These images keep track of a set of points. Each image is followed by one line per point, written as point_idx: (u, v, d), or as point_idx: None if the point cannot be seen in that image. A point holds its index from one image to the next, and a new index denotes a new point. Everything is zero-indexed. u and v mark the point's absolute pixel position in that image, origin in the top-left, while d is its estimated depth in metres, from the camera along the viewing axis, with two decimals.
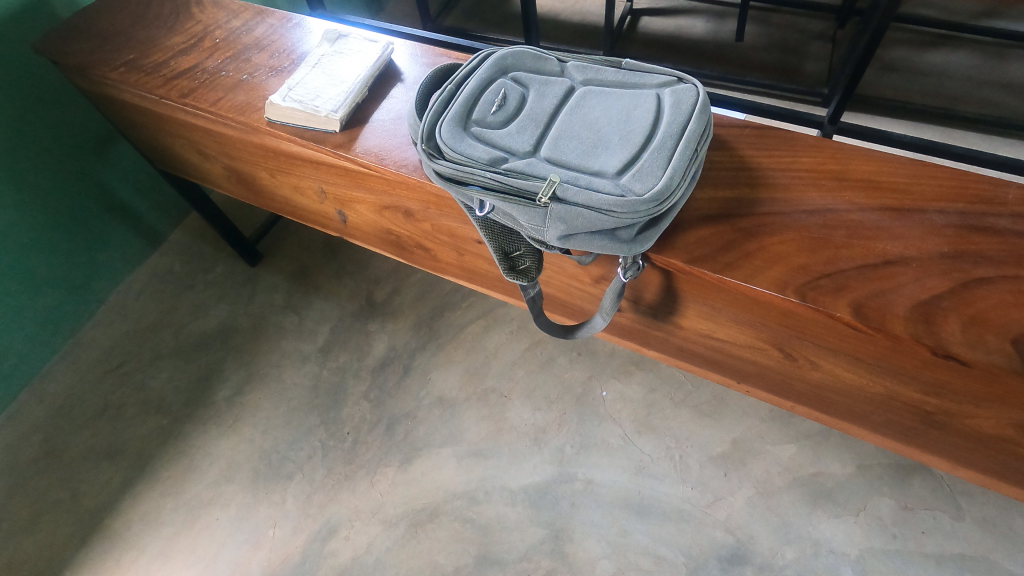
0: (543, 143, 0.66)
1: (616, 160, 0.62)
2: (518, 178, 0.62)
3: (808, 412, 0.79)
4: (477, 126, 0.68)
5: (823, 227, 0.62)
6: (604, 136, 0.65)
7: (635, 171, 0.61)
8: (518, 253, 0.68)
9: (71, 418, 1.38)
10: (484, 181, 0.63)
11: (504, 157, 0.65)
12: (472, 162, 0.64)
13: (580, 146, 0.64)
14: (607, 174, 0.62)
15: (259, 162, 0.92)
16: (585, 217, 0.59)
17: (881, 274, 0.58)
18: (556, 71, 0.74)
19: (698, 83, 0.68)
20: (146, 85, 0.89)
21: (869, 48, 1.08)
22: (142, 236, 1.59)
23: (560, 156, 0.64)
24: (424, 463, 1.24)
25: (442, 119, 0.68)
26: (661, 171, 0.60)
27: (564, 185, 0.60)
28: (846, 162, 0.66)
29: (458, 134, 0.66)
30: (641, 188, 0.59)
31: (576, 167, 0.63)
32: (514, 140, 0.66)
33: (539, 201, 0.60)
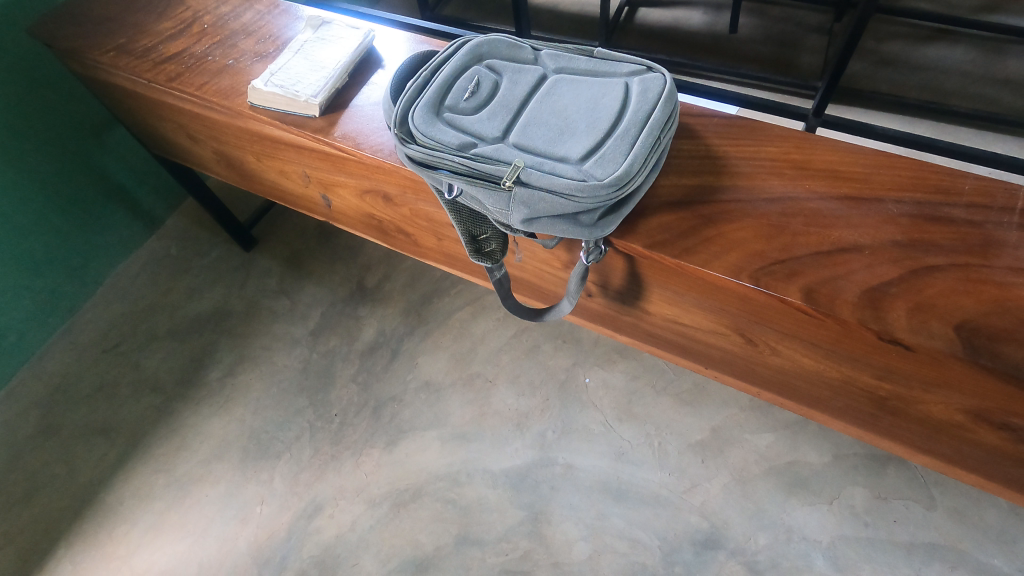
0: (512, 129, 0.68)
1: (581, 146, 0.64)
2: (485, 163, 0.63)
3: (773, 398, 0.80)
4: (450, 112, 0.70)
5: (782, 214, 0.63)
6: (571, 123, 0.67)
7: (598, 157, 0.62)
8: (485, 236, 0.69)
9: (69, 395, 1.42)
10: (453, 166, 0.65)
11: (474, 142, 0.67)
12: (442, 147, 0.66)
13: (547, 133, 0.66)
14: (571, 160, 0.63)
15: (245, 146, 0.94)
16: (547, 202, 0.61)
17: (834, 260, 0.59)
18: (530, 59, 0.75)
19: (666, 72, 0.69)
20: (136, 69, 0.91)
21: (851, 43, 1.09)
22: (140, 219, 1.61)
23: (528, 142, 0.66)
24: (409, 446, 1.27)
25: (416, 105, 0.70)
26: (624, 157, 0.62)
27: (528, 170, 0.62)
28: (809, 152, 0.68)
29: (430, 120, 0.68)
30: (602, 174, 0.61)
31: (542, 152, 0.64)
32: (484, 126, 0.68)
33: (503, 185, 0.62)
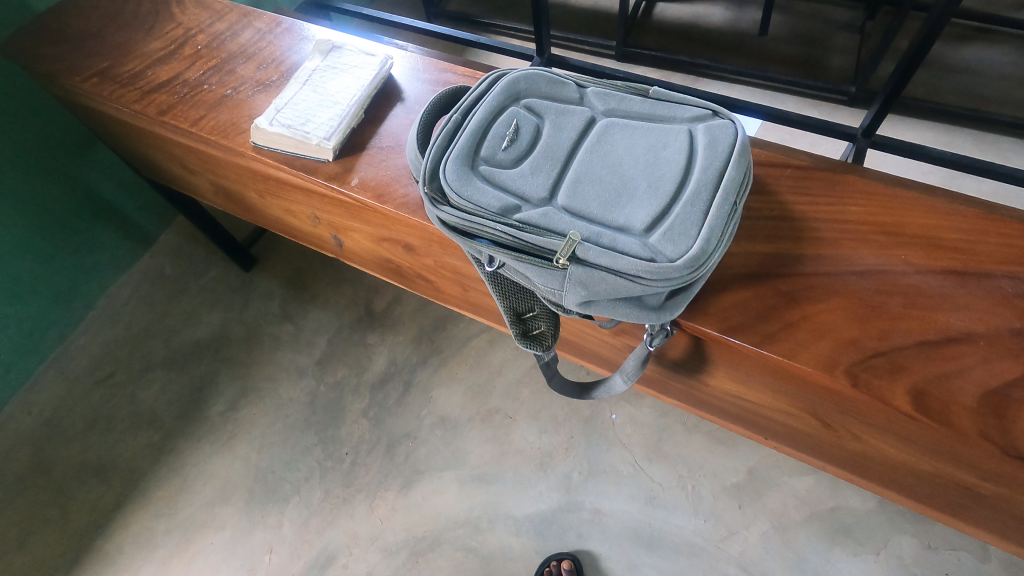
0: (560, 188, 0.58)
1: (645, 213, 0.55)
2: (533, 235, 0.55)
3: (840, 472, 0.73)
4: (486, 164, 0.61)
5: (876, 292, 0.55)
6: (630, 182, 0.57)
7: (667, 228, 0.53)
8: (531, 313, 0.61)
9: (60, 432, 1.33)
10: (495, 235, 0.56)
11: (517, 204, 0.58)
12: (482, 212, 0.57)
13: (602, 193, 0.57)
14: (634, 231, 0.54)
15: (247, 184, 0.85)
16: (608, 284, 0.53)
17: (943, 354, 0.51)
18: (574, 98, 0.65)
19: (736, 118, 0.60)
20: (121, 98, 0.80)
21: (912, 62, 0.94)
22: (131, 237, 1.51)
23: (580, 205, 0.57)
24: (426, 487, 1.19)
25: (448, 157, 0.60)
26: (697, 229, 0.53)
27: (586, 245, 0.53)
28: (901, 213, 0.59)
29: (465, 177, 0.59)
30: (673, 251, 0.52)
31: (598, 219, 0.56)
32: (528, 183, 0.59)
33: (557, 262, 0.53)
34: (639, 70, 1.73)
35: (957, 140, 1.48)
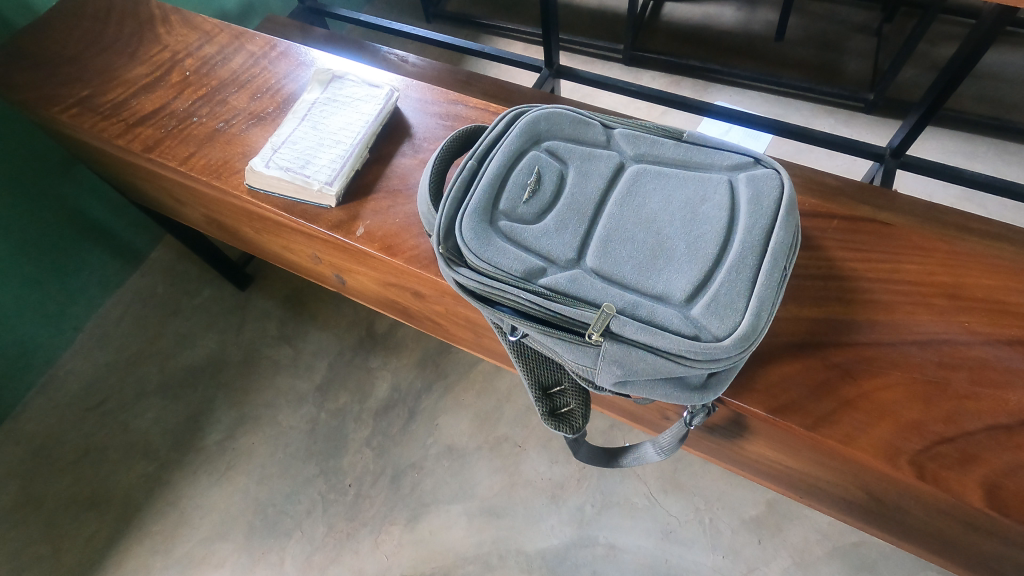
0: (589, 248, 0.53)
1: (684, 281, 0.50)
2: (562, 306, 0.50)
3: (881, 534, 0.69)
4: (506, 219, 0.55)
5: (939, 366, 0.50)
6: (667, 242, 0.52)
7: (709, 299, 0.49)
8: (560, 387, 0.56)
9: (49, 463, 1.27)
10: (519, 303, 0.51)
11: (542, 268, 0.52)
12: (504, 278, 0.52)
13: (637, 256, 0.52)
14: (673, 301, 0.49)
15: (242, 221, 0.79)
16: (648, 363, 0.48)
17: (1017, 440, 0.46)
18: (600, 141, 0.60)
19: (780, 167, 0.55)
20: (104, 132, 0.74)
21: (957, 75, 0.93)
22: (122, 256, 1.44)
23: (612, 270, 0.52)
24: (433, 522, 1.15)
25: (464, 212, 0.55)
26: (744, 301, 0.48)
27: (621, 319, 0.48)
28: (960, 273, 0.54)
29: (484, 236, 0.53)
30: (718, 327, 0.48)
31: (633, 287, 0.51)
32: (553, 243, 0.53)
33: (590, 338, 0.48)
34: (648, 75, 1.67)
35: (980, 150, 1.42)
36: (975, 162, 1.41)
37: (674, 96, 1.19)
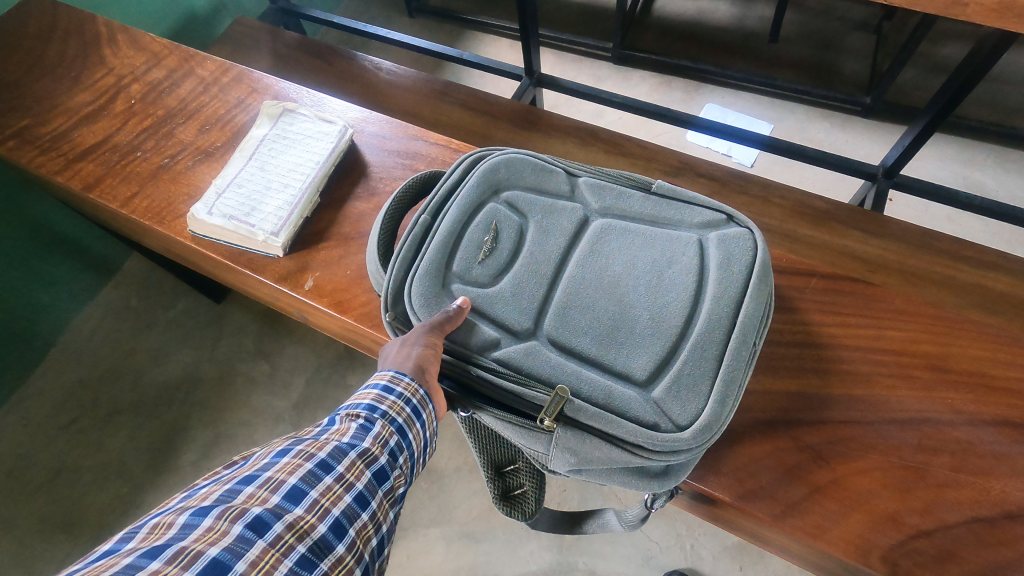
0: (547, 316, 0.49)
1: (646, 358, 0.46)
2: (514, 386, 0.46)
3: None
4: (459, 282, 0.51)
5: (918, 449, 0.46)
6: (630, 312, 0.48)
7: (672, 381, 0.45)
8: (514, 466, 0.57)
9: (21, 483, 1.24)
10: (469, 380, 0.48)
11: (496, 339, 0.49)
12: (454, 352, 0.48)
13: (597, 327, 0.48)
14: (634, 381, 0.46)
15: (197, 259, 0.75)
16: (601, 451, 0.45)
17: (999, 536, 0.43)
18: (564, 190, 0.55)
19: (754, 227, 0.51)
20: (42, 168, 0.70)
21: (957, 96, 0.90)
22: (93, 268, 1.40)
23: (571, 343, 0.47)
24: (410, 546, 1.12)
25: (414, 276, 0.50)
26: (708, 384, 0.45)
27: (575, 404, 0.45)
28: (945, 343, 0.51)
29: (435, 304, 0.49)
30: (679, 414, 0.44)
31: (592, 363, 0.47)
32: (509, 311, 0.49)
33: (542, 424, 0.45)
34: (637, 76, 1.61)
35: (979, 158, 1.37)
36: (974, 170, 1.36)
37: (658, 108, 1.14)
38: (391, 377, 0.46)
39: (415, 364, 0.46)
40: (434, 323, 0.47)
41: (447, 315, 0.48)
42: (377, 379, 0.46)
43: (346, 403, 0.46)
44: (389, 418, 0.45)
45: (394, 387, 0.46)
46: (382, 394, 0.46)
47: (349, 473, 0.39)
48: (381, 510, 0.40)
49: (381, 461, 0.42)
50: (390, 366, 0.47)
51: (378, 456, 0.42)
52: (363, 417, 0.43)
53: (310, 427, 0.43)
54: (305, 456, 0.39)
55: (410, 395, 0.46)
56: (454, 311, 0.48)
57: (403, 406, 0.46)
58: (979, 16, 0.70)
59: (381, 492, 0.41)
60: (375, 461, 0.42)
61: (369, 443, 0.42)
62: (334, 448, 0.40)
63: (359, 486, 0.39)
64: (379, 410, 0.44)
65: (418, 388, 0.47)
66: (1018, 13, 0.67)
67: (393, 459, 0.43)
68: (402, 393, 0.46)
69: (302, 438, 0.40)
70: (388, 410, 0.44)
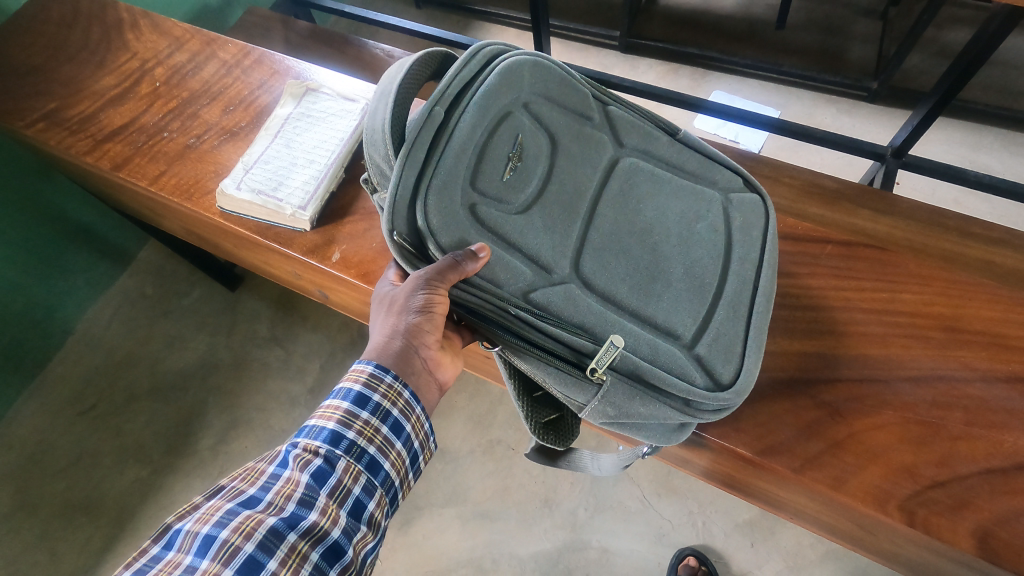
0: (583, 257, 0.49)
1: (688, 317, 0.49)
2: (559, 332, 0.46)
3: (863, 550, 0.68)
4: (484, 199, 0.47)
5: (933, 406, 0.48)
6: (664, 262, 0.50)
7: (711, 340, 0.49)
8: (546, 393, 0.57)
9: (43, 468, 1.26)
10: (510, 324, 0.46)
11: (534, 274, 0.47)
12: (495, 291, 0.46)
13: (633, 276, 0.50)
14: (674, 333, 0.49)
15: (220, 237, 0.77)
16: (645, 405, 0.46)
17: (1012, 486, 0.44)
18: (590, 120, 0.54)
19: (766, 197, 0.56)
20: (71, 149, 0.71)
21: (965, 75, 0.90)
22: (109, 257, 1.41)
23: (608, 289, 0.49)
24: (425, 526, 1.13)
25: (436, 187, 0.45)
26: (742, 344, 0.50)
27: (629, 359, 0.46)
28: (958, 305, 0.52)
29: (460, 231, 0.46)
30: (721, 373, 0.48)
31: (631, 313, 0.48)
32: (543, 242, 0.48)
33: (593, 373, 0.46)
34: (645, 64, 1.62)
35: (986, 141, 1.38)
36: (981, 153, 1.37)
37: (668, 92, 1.15)
38: (372, 375, 0.50)
39: (398, 352, 0.51)
40: (440, 269, 0.44)
41: (455, 260, 0.44)
42: (349, 389, 0.49)
43: (311, 423, 0.48)
44: (353, 456, 0.47)
45: (371, 396, 0.49)
46: (351, 412, 0.48)
47: (286, 564, 0.41)
48: None
49: (331, 535, 0.43)
50: (371, 359, 0.51)
51: (329, 528, 0.43)
52: (317, 465, 0.45)
53: (264, 471, 0.45)
54: (227, 557, 0.39)
55: (386, 411, 0.49)
56: (468, 256, 0.44)
57: (377, 426, 0.49)
58: None
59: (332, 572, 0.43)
60: (323, 538, 0.43)
61: (317, 513, 0.43)
62: (271, 530, 0.41)
63: None
64: (341, 449, 0.47)
65: (402, 388, 0.51)
66: None
67: (350, 515, 0.45)
68: (377, 405, 0.49)
69: (242, 510, 0.42)
70: (351, 449, 0.47)
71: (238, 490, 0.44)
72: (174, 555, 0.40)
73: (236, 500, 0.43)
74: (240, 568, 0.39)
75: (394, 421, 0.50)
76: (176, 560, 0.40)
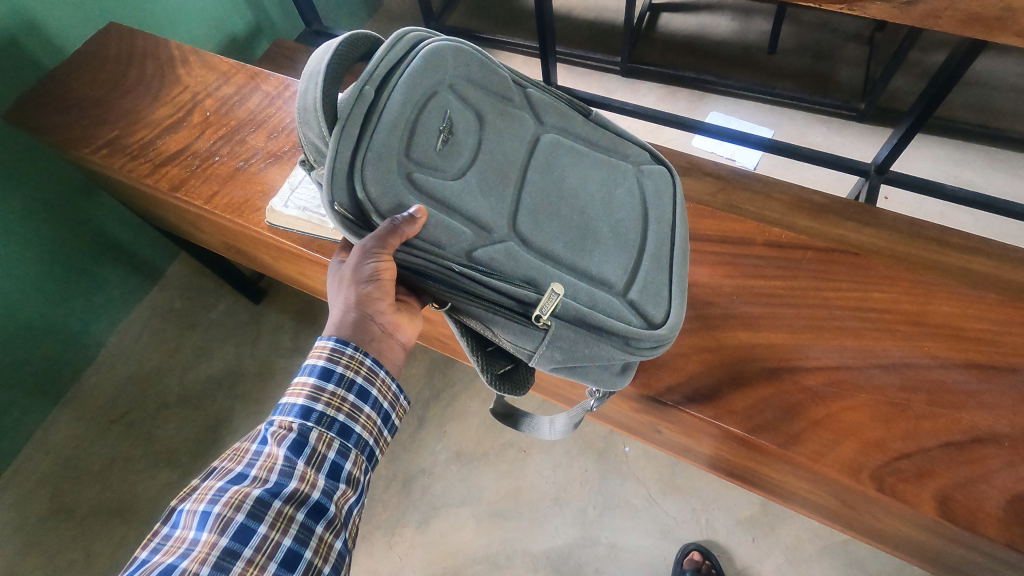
0: (518, 219, 0.53)
1: (618, 268, 0.55)
2: (501, 284, 0.50)
3: (842, 527, 0.75)
4: (420, 170, 0.50)
5: (901, 389, 0.55)
6: (592, 223, 0.56)
7: (642, 286, 0.55)
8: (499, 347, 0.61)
9: (78, 472, 1.25)
10: (456, 280, 0.50)
11: (474, 234, 0.51)
12: (438, 252, 0.50)
13: (567, 235, 0.54)
14: (608, 281, 0.54)
15: (260, 249, 0.85)
16: (586, 344, 0.52)
17: (969, 456, 0.51)
18: (513, 100, 0.58)
19: (673, 169, 0.64)
20: (132, 172, 0.80)
21: (940, 93, 0.98)
22: (141, 273, 1.39)
23: (544, 245, 0.53)
24: (442, 524, 1.16)
25: (373, 160, 0.47)
26: (668, 291, 0.56)
27: (570, 305, 0.51)
28: (923, 301, 0.59)
29: (398, 196, 0.49)
30: (654, 313, 0.54)
31: (566, 266, 0.53)
32: (481, 207, 0.52)
33: (537, 320, 0.51)
34: (645, 87, 1.71)
35: (967, 158, 1.46)
36: (964, 169, 1.44)
37: (668, 115, 1.24)
38: (333, 350, 0.54)
39: (353, 323, 0.55)
40: (379, 235, 0.47)
41: (394, 225, 0.47)
42: (314, 364, 0.54)
43: (282, 404, 0.53)
44: (324, 425, 0.52)
45: (334, 369, 0.54)
46: (317, 386, 0.53)
47: (275, 527, 0.46)
48: (318, 555, 0.48)
49: (312, 499, 0.49)
50: (332, 336, 0.55)
51: (309, 492, 0.49)
52: (290, 443, 0.50)
53: (248, 449, 0.51)
54: (222, 527, 0.45)
55: (349, 380, 0.54)
56: (406, 220, 0.48)
57: (343, 395, 0.54)
58: (951, 25, 0.79)
59: (317, 530, 0.48)
60: (304, 502, 0.48)
61: (296, 481, 0.49)
62: (256, 501, 0.46)
63: (286, 542, 0.46)
64: (311, 422, 0.52)
65: (363, 357, 0.55)
66: (987, 23, 0.77)
67: (329, 477, 0.51)
68: (341, 376, 0.54)
69: (231, 486, 0.47)
70: (320, 420, 0.52)
71: (227, 469, 0.50)
72: (180, 532, 0.45)
73: (225, 479, 0.48)
74: (234, 536, 0.45)
75: (359, 388, 0.55)
76: (181, 537, 0.45)
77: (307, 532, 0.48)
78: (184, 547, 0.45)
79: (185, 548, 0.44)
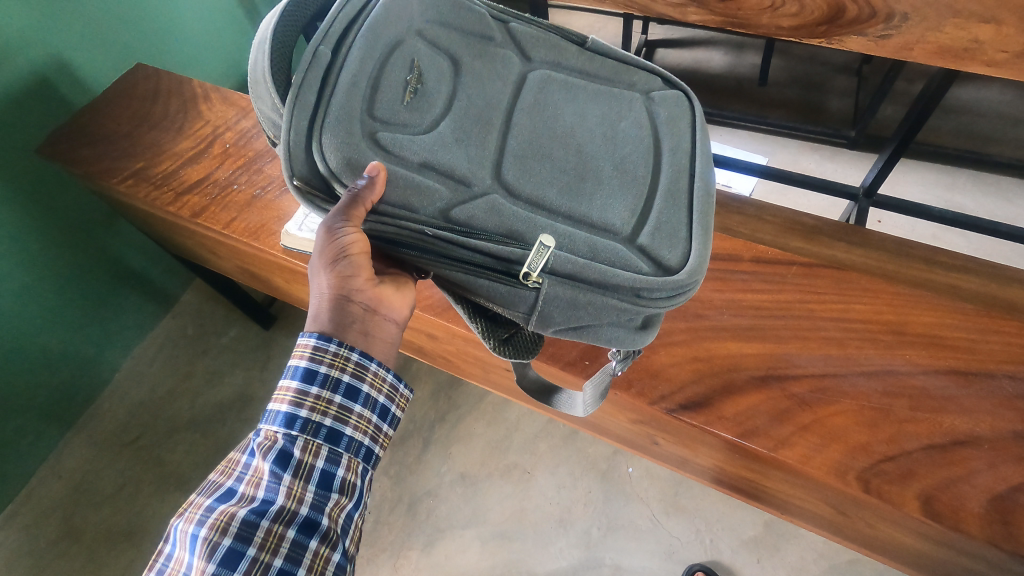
0: (504, 165, 0.55)
1: (624, 211, 0.55)
2: (481, 244, 0.52)
3: (837, 536, 0.77)
4: (384, 124, 0.53)
5: (884, 395, 0.57)
6: (591, 163, 0.56)
7: (652, 230, 0.55)
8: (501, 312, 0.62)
9: (89, 495, 1.26)
10: (432, 244, 0.52)
11: (451, 192, 0.53)
12: (410, 215, 0.52)
13: (561, 180, 0.55)
14: (613, 223, 0.54)
15: (274, 272, 0.90)
16: (586, 297, 0.53)
17: (951, 457, 0.54)
18: (495, 42, 0.61)
19: (690, 92, 0.64)
20: (156, 201, 0.85)
21: (921, 117, 1.02)
22: (155, 301, 1.41)
23: (534, 194, 0.54)
24: (447, 546, 1.17)
25: (331, 120, 0.50)
26: (685, 229, 0.56)
27: (558, 258, 0.52)
28: (903, 312, 0.63)
29: (360, 154, 0.50)
30: (669, 256, 0.54)
31: (564, 215, 0.54)
32: (462, 159, 0.54)
33: (527, 279, 0.52)
34: None
35: (956, 183, 1.50)
36: (954, 193, 1.48)
37: None
38: (315, 347, 0.56)
39: (331, 308, 0.56)
40: (344, 205, 0.49)
41: (355, 192, 0.49)
42: (297, 365, 0.56)
43: (269, 411, 0.56)
44: (309, 432, 0.55)
45: (318, 369, 0.56)
46: (301, 391, 0.56)
47: (265, 548, 0.49)
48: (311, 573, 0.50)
49: (300, 517, 0.51)
50: (313, 333, 0.57)
51: (297, 508, 0.51)
52: (273, 465, 0.53)
53: (238, 461, 0.54)
54: (210, 552, 0.48)
55: (334, 381, 0.56)
56: (365, 185, 0.50)
57: (329, 398, 0.56)
58: (924, 56, 0.84)
59: (308, 547, 0.51)
60: (292, 520, 0.51)
61: (282, 499, 0.51)
62: (244, 522, 0.49)
63: (275, 565, 0.49)
64: (295, 435, 0.55)
65: (350, 352, 0.57)
66: (955, 54, 0.82)
67: (317, 488, 0.53)
68: (326, 376, 0.56)
69: (219, 506, 0.50)
70: (305, 428, 0.55)
71: (217, 484, 0.53)
72: (178, 554, 0.49)
73: (215, 496, 0.51)
74: (222, 558, 0.48)
75: (345, 389, 0.57)
76: (179, 559, 0.49)
77: (300, 548, 0.50)
78: (183, 567, 0.49)
79: (184, 570, 0.48)
